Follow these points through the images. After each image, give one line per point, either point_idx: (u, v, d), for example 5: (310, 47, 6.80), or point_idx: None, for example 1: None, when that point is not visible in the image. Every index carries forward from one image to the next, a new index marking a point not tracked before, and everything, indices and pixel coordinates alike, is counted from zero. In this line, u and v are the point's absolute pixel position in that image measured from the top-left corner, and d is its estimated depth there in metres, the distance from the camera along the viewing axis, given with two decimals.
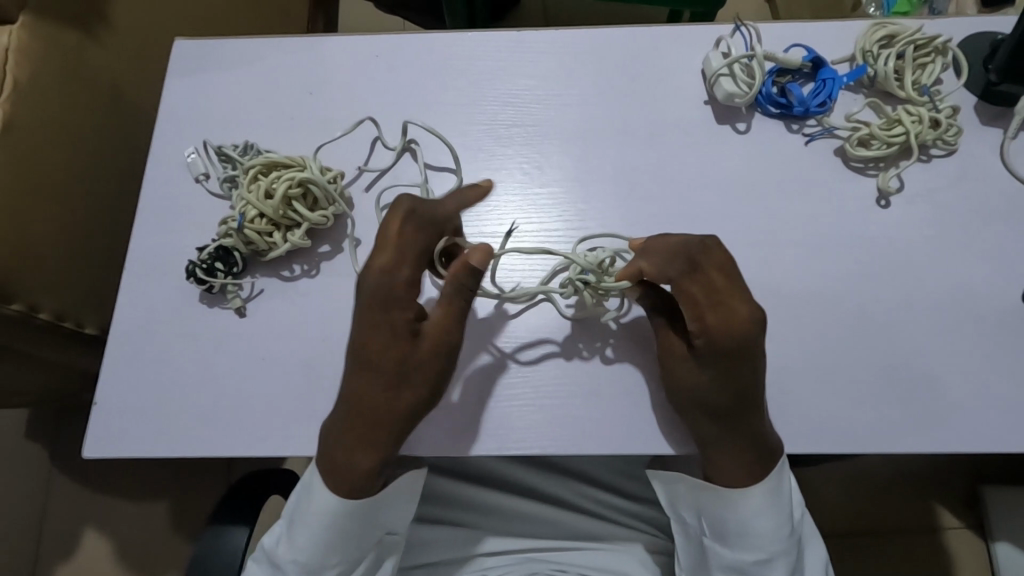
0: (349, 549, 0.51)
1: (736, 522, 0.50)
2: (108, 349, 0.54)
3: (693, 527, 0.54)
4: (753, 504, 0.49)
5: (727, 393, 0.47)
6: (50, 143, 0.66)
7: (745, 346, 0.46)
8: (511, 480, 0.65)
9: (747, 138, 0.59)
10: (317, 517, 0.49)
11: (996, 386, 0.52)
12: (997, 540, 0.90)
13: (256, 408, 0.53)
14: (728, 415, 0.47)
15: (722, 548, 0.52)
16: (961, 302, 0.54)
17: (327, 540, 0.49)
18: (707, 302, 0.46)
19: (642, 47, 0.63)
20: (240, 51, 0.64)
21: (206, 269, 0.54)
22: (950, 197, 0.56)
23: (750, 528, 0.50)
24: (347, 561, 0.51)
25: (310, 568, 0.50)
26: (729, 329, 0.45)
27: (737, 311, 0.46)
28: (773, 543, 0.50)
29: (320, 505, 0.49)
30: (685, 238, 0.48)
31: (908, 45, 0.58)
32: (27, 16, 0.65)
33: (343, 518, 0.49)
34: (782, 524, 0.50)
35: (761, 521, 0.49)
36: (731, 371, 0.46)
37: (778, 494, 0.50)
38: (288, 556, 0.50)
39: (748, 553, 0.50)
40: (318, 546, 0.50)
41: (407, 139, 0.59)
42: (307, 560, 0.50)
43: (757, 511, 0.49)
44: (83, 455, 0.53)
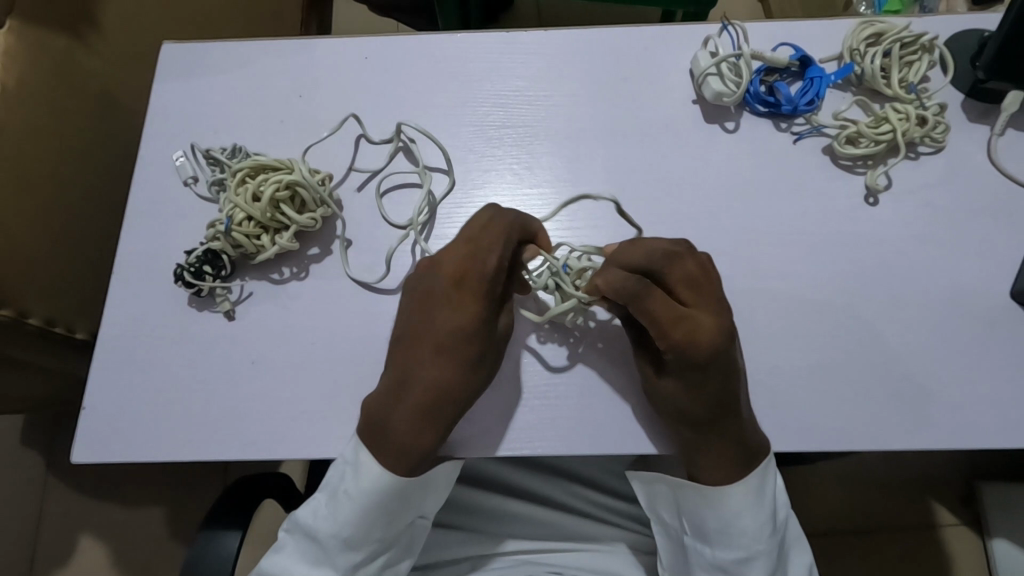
0: (391, 525, 0.51)
1: (714, 519, 0.50)
2: (98, 353, 0.54)
3: (676, 526, 0.54)
4: (731, 501, 0.49)
5: (704, 402, 0.48)
6: (38, 147, 0.66)
7: (713, 356, 0.47)
8: (505, 483, 0.65)
9: (736, 137, 0.59)
10: (367, 491, 0.49)
11: (985, 380, 0.52)
12: (994, 537, 0.90)
13: (245, 412, 0.52)
14: (707, 425, 0.48)
15: (703, 548, 0.51)
16: (951, 298, 0.54)
17: (374, 513, 0.50)
18: (671, 318, 0.47)
19: (630, 46, 0.63)
20: (228, 55, 0.64)
21: (193, 272, 0.54)
22: (938, 194, 0.57)
23: (730, 526, 0.50)
24: (387, 537, 0.51)
25: (351, 543, 0.50)
26: (698, 344, 0.47)
27: (703, 324, 0.47)
28: (755, 541, 0.49)
29: (374, 481, 0.49)
30: (647, 254, 0.49)
31: (895, 43, 0.58)
32: (15, 20, 0.65)
33: (389, 491, 0.49)
34: (763, 520, 0.49)
35: (740, 520, 0.49)
36: (700, 380, 0.47)
37: (757, 492, 0.50)
38: (329, 531, 0.50)
39: (729, 551, 0.50)
40: (364, 518, 0.50)
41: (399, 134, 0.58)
42: (349, 536, 0.50)
43: (738, 508, 0.49)
44: (71, 460, 0.52)
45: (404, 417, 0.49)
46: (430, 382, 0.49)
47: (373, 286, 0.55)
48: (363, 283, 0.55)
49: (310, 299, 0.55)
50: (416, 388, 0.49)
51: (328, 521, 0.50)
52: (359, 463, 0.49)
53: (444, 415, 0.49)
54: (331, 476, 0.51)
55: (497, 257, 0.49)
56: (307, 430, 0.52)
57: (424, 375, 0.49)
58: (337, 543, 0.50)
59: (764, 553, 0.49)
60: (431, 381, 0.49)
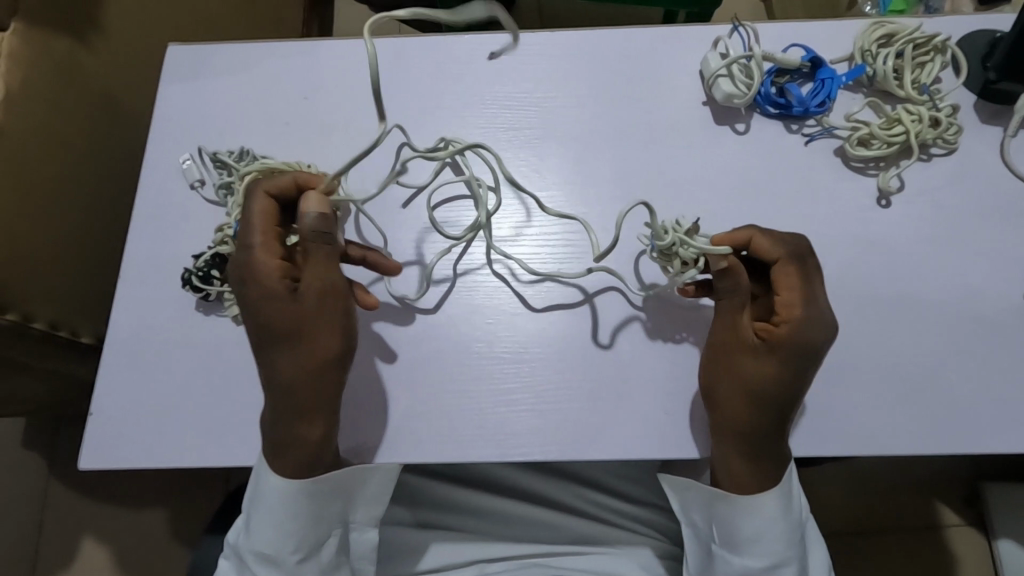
0: (305, 533, 0.51)
1: (748, 528, 0.50)
2: (104, 358, 0.54)
3: (702, 533, 0.53)
4: (766, 510, 0.50)
5: (792, 391, 0.47)
6: (43, 149, 0.65)
7: (818, 350, 0.46)
8: (514, 486, 0.65)
9: (746, 139, 0.59)
10: (267, 500, 0.50)
11: (998, 383, 0.51)
12: (999, 538, 0.90)
13: (254, 417, 0.52)
14: (782, 413, 0.47)
15: (731, 556, 0.52)
16: (963, 300, 0.53)
17: (282, 521, 0.51)
18: (796, 300, 0.46)
19: (640, 48, 0.62)
20: (233, 56, 0.63)
21: (201, 276, 0.53)
22: (950, 196, 0.56)
23: (762, 535, 0.50)
24: (305, 545, 0.52)
25: (266, 556, 0.52)
26: (815, 326, 0.46)
27: (824, 310, 0.46)
28: (786, 548, 0.50)
29: (269, 486, 0.50)
30: (788, 242, 0.49)
31: (907, 44, 0.57)
32: (19, 22, 0.64)
33: (293, 501, 0.50)
34: (792, 529, 0.51)
35: (772, 529, 0.50)
36: (801, 370, 0.46)
37: (788, 501, 0.51)
38: (248, 546, 0.52)
39: (759, 559, 0.51)
40: (273, 526, 0.51)
41: (441, 142, 0.56)
42: (266, 549, 0.51)
43: (771, 517, 0.50)
44: (78, 466, 0.52)
45: (294, 411, 0.47)
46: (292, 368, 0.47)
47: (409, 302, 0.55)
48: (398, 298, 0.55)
49: None
50: (281, 378, 0.47)
51: (247, 537, 0.52)
52: (260, 476, 0.51)
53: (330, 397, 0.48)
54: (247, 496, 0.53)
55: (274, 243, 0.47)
56: None
57: (285, 362, 0.47)
58: (256, 554, 0.52)
59: (794, 559, 0.50)
60: (293, 369, 0.46)
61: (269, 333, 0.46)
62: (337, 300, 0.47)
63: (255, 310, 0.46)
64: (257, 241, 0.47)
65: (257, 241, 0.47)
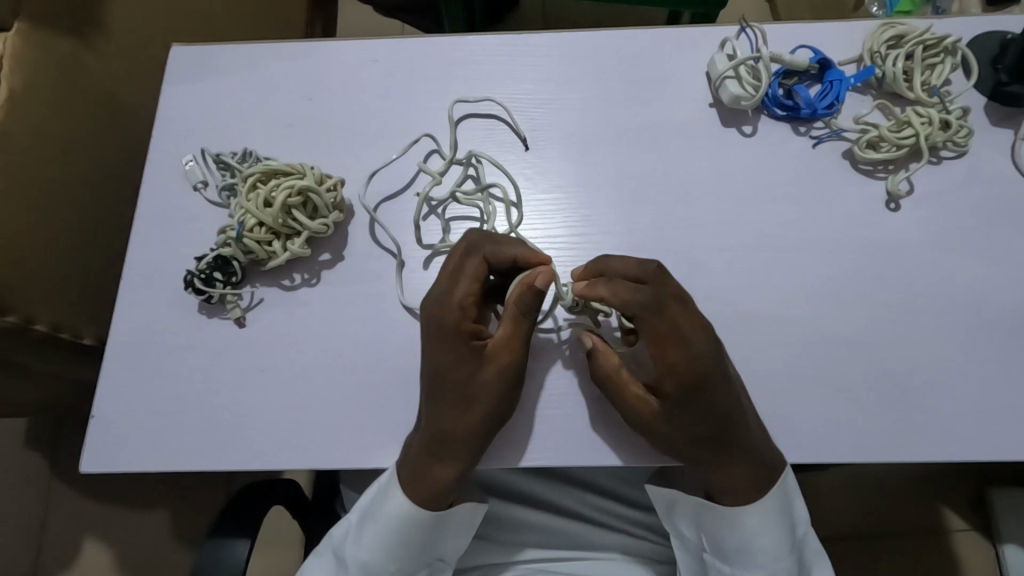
0: (412, 560, 0.51)
1: (733, 537, 0.50)
2: (106, 361, 0.53)
3: (693, 541, 0.53)
4: (750, 522, 0.49)
5: (716, 415, 0.47)
6: (46, 151, 0.65)
7: (709, 374, 0.46)
8: (515, 490, 0.64)
9: (754, 141, 0.58)
10: (392, 520, 0.50)
11: (1009, 389, 0.51)
12: (1005, 543, 0.88)
13: (256, 421, 0.52)
14: (715, 436, 0.47)
15: (723, 566, 0.51)
16: (974, 306, 0.53)
17: (399, 543, 0.50)
18: (670, 333, 0.46)
19: (645, 49, 0.62)
20: (236, 57, 0.63)
21: (204, 278, 0.53)
22: (960, 199, 0.56)
23: (749, 546, 0.49)
24: (406, 569, 0.52)
25: (370, 568, 0.50)
26: (688, 355, 0.46)
27: (696, 336, 0.46)
28: (775, 560, 0.49)
29: (400, 510, 0.50)
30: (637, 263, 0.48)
31: (917, 46, 0.57)
32: (22, 22, 0.64)
33: (413, 523, 0.50)
34: (781, 540, 0.49)
35: (759, 540, 0.49)
36: (699, 400, 0.46)
37: (776, 511, 0.49)
38: (353, 553, 0.51)
39: (749, 570, 0.50)
40: (389, 546, 0.50)
41: (467, 159, 0.57)
42: (369, 561, 0.50)
43: (755, 529, 0.49)
44: (80, 470, 0.52)
45: (423, 457, 0.49)
46: (448, 421, 0.48)
47: (419, 312, 0.54)
48: (411, 309, 0.54)
49: (321, 306, 0.54)
50: (424, 431, 0.48)
51: (356, 544, 0.51)
52: (389, 490, 0.50)
53: (459, 446, 0.48)
54: (366, 500, 0.53)
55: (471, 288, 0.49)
56: (319, 439, 0.51)
57: (430, 414, 0.48)
58: (358, 567, 0.51)
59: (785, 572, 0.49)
60: (438, 421, 0.48)
61: (438, 381, 0.49)
62: (507, 350, 0.48)
63: (431, 367, 0.49)
64: (430, 295, 0.50)
65: (437, 293, 0.49)
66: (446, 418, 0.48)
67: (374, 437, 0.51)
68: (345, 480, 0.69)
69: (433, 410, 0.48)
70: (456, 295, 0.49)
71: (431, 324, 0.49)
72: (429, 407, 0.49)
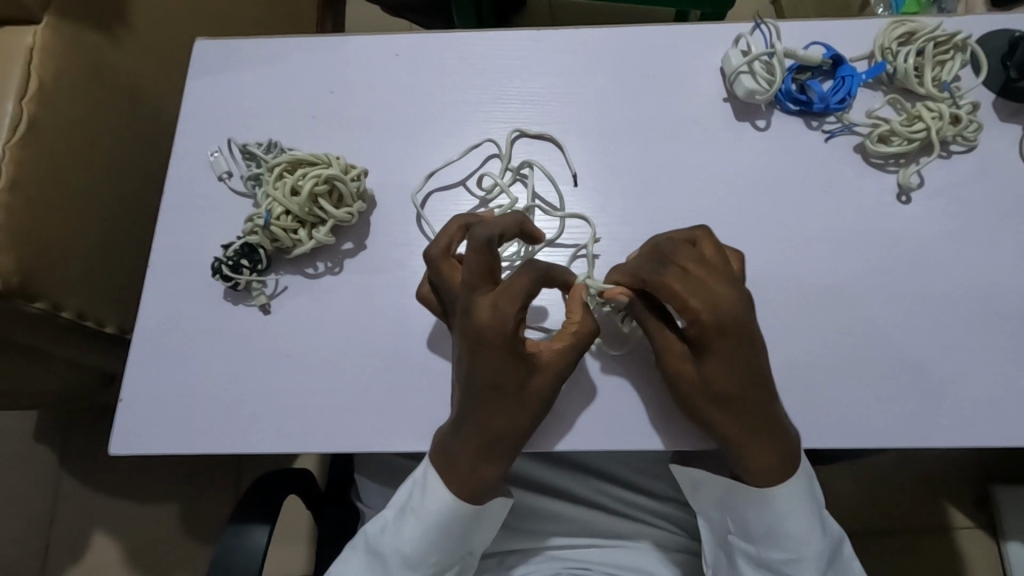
0: (448, 551, 0.52)
1: (762, 519, 0.50)
2: (134, 346, 0.55)
3: (719, 522, 0.54)
4: (778, 503, 0.49)
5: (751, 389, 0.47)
6: (71, 141, 0.66)
7: (736, 323, 0.45)
8: (528, 479, 0.65)
9: (767, 135, 0.59)
10: (433, 511, 0.50)
11: (1018, 377, 0.52)
12: (1009, 541, 0.90)
13: (281, 404, 0.53)
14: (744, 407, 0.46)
15: (749, 547, 0.52)
16: (982, 296, 0.54)
17: (439, 538, 0.51)
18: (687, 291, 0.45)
19: (661, 45, 0.63)
20: (259, 51, 0.64)
21: (231, 265, 0.54)
22: (970, 192, 0.57)
23: (779, 527, 0.49)
24: (442, 561, 0.52)
25: (412, 559, 0.51)
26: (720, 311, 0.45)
27: (719, 287, 0.45)
28: (801, 543, 0.49)
29: (439, 504, 0.50)
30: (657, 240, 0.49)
31: (928, 42, 0.58)
32: (51, 15, 0.65)
33: (456, 516, 0.51)
34: (810, 524, 0.49)
35: (787, 522, 0.49)
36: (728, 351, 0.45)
37: (805, 496, 0.49)
38: (394, 545, 0.52)
39: (776, 551, 0.50)
40: (428, 537, 0.51)
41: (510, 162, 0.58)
42: (410, 551, 0.51)
43: (784, 511, 0.49)
44: (109, 452, 0.53)
45: (474, 457, 0.49)
46: (496, 424, 0.47)
47: None
48: None
49: (344, 294, 0.55)
50: (472, 436, 0.48)
51: (395, 539, 0.52)
52: (427, 484, 0.51)
53: (511, 446, 0.48)
54: (403, 495, 0.53)
55: (501, 295, 0.45)
56: (343, 423, 0.52)
57: (477, 421, 0.48)
58: (399, 559, 0.51)
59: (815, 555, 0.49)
60: (492, 426, 0.47)
61: (478, 390, 0.47)
62: (556, 357, 0.47)
63: (469, 376, 0.47)
64: (480, 301, 0.46)
65: (492, 300, 0.45)
66: (496, 423, 0.47)
67: (397, 420, 0.52)
68: (361, 470, 0.70)
69: (479, 417, 0.48)
70: (511, 304, 0.45)
71: (466, 334, 0.46)
72: (476, 415, 0.48)
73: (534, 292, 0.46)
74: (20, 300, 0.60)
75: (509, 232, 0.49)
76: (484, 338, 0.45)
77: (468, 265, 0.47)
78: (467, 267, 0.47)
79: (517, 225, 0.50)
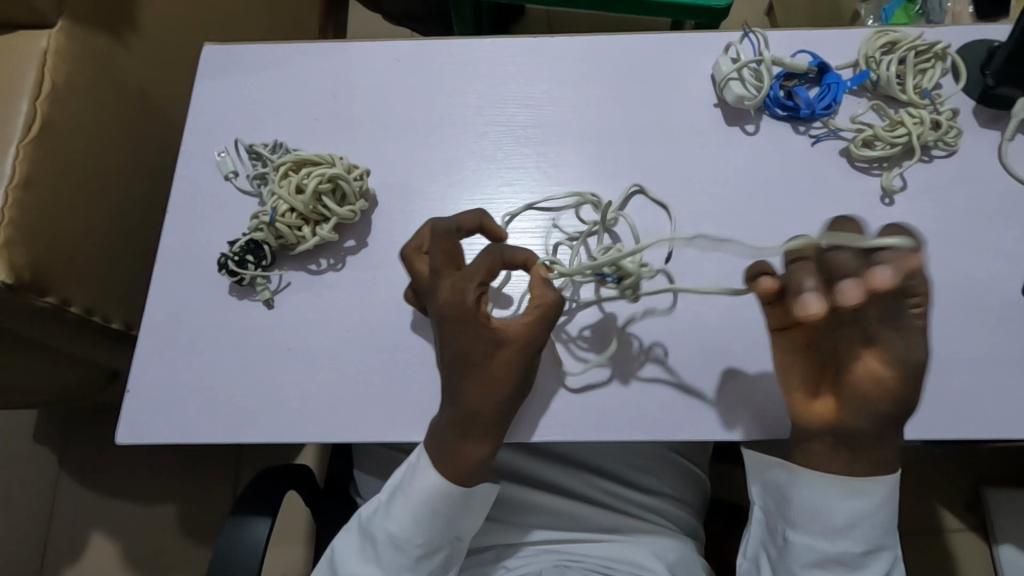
0: (435, 535, 0.53)
1: (847, 508, 0.49)
2: (142, 339, 0.56)
3: (781, 520, 0.53)
4: (871, 492, 0.49)
5: (863, 407, 0.44)
6: (81, 141, 0.68)
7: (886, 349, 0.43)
8: (519, 472, 0.66)
9: (756, 139, 0.61)
10: (422, 493, 0.52)
11: (998, 373, 0.53)
12: (1001, 544, 0.91)
13: (285, 396, 0.54)
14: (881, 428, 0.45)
15: (821, 541, 0.50)
16: (964, 295, 0.56)
17: (425, 515, 0.52)
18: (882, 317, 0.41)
19: (654, 52, 0.65)
20: (265, 55, 0.66)
21: (236, 261, 0.56)
22: (952, 195, 0.59)
23: (860, 517, 0.49)
24: (428, 545, 0.53)
25: (400, 541, 0.53)
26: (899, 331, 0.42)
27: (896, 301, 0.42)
28: (880, 534, 0.50)
29: (428, 486, 0.52)
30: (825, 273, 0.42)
31: (909, 51, 0.61)
32: (65, 19, 0.68)
33: (444, 498, 0.52)
34: (889, 517, 0.50)
35: (871, 513, 0.49)
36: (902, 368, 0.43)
37: (890, 491, 0.50)
38: (384, 526, 0.53)
39: (852, 544, 0.50)
40: (416, 519, 0.52)
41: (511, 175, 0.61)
42: (399, 533, 0.53)
43: (872, 498, 0.49)
44: (115, 441, 0.54)
45: (457, 435, 0.50)
46: (472, 401, 0.49)
47: None
48: None
49: (346, 289, 0.57)
50: (451, 414, 0.50)
51: (384, 518, 0.54)
52: (419, 466, 0.53)
53: (489, 424, 0.50)
54: (394, 478, 0.56)
55: (462, 276, 0.49)
56: (344, 414, 0.54)
57: (457, 400, 0.49)
58: (387, 540, 0.53)
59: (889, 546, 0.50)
60: (472, 402, 0.49)
61: (454, 368, 0.49)
62: (519, 334, 0.48)
63: (444, 356, 0.50)
64: (441, 283, 0.49)
65: (451, 281, 0.49)
66: (471, 399, 0.49)
67: (396, 411, 0.54)
68: (360, 464, 0.71)
69: (456, 394, 0.49)
70: (467, 281, 0.48)
71: (435, 317, 0.50)
72: (453, 392, 0.49)
73: (488, 271, 0.49)
74: (31, 295, 0.62)
75: (471, 225, 0.52)
76: (450, 316, 0.49)
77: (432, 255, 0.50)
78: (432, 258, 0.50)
79: (483, 219, 0.53)
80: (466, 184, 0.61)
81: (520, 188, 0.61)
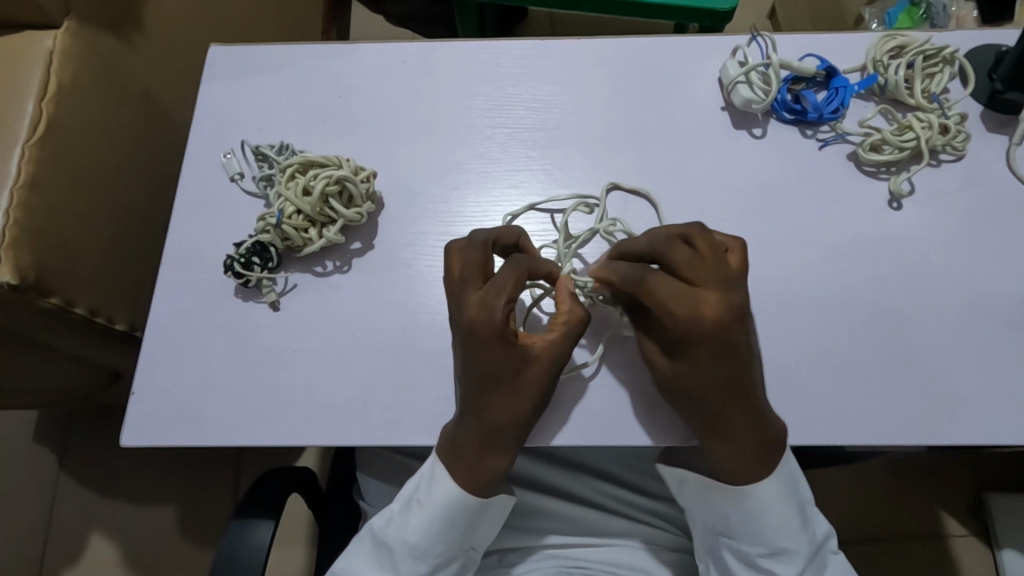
0: (453, 545, 0.53)
1: (744, 515, 0.51)
2: (147, 341, 0.56)
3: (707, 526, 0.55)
4: (762, 497, 0.50)
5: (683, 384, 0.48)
6: (85, 141, 0.68)
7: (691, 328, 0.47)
8: (524, 475, 0.66)
9: (764, 143, 0.61)
10: (439, 502, 0.52)
11: (1006, 378, 0.53)
12: (1003, 549, 0.91)
13: (290, 399, 0.54)
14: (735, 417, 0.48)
15: (736, 545, 0.53)
16: (972, 300, 0.56)
17: (441, 525, 0.52)
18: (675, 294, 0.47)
19: (662, 55, 0.65)
20: (271, 57, 0.66)
21: (242, 262, 0.55)
22: (959, 200, 0.59)
23: (762, 521, 0.51)
24: (445, 554, 0.53)
25: (417, 551, 0.53)
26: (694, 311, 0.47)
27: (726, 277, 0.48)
28: (784, 537, 0.51)
29: (445, 496, 0.52)
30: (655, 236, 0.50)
31: (917, 55, 0.60)
32: (71, 20, 0.68)
33: (461, 507, 0.52)
34: (792, 518, 0.51)
35: (768, 518, 0.51)
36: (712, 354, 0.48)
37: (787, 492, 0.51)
38: (399, 536, 0.53)
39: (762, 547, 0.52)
40: (432, 528, 0.52)
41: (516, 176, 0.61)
42: (416, 542, 0.53)
43: (765, 503, 0.50)
44: (120, 443, 0.54)
45: (477, 448, 0.50)
46: (496, 415, 0.49)
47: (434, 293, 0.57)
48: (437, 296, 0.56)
49: (352, 291, 0.57)
50: (473, 429, 0.50)
51: (399, 528, 0.53)
52: (435, 476, 0.52)
53: (511, 437, 0.50)
54: (409, 488, 0.55)
55: (493, 290, 0.48)
56: (351, 417, 0.53)
57: (479, 414, 0.49)
58: (404, 550, 0.53)
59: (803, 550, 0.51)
60: (496, 417, 0.49)
61: (478, 382, 0.49)
62: (547, 349, 0.49)
63: (468, 370, 0.49)
64: (470, 296, 0.49)
65: (479, 295, 0.49)
66: (496, 414, 0.49)
67: (404, 415, 0.53)
68: (363, 467, 0.71)
69: (478, 409, 0.49)
70: (499, 296, 0.48)
71: (461, 331, 0.49)
72: (476, 406, 0.49)
73: (520, 285, 0.49)
74: (36, 296, 0.61)
75: (509, 239, 0.53)
76: (478, 330, 0.48)
77: (461, 266, 0.50)
78: (464, 270, 0.50)
79: (517, 234, 0.53)
80: (472, 186, 0.61)
81: (526, 190, 0.61)
